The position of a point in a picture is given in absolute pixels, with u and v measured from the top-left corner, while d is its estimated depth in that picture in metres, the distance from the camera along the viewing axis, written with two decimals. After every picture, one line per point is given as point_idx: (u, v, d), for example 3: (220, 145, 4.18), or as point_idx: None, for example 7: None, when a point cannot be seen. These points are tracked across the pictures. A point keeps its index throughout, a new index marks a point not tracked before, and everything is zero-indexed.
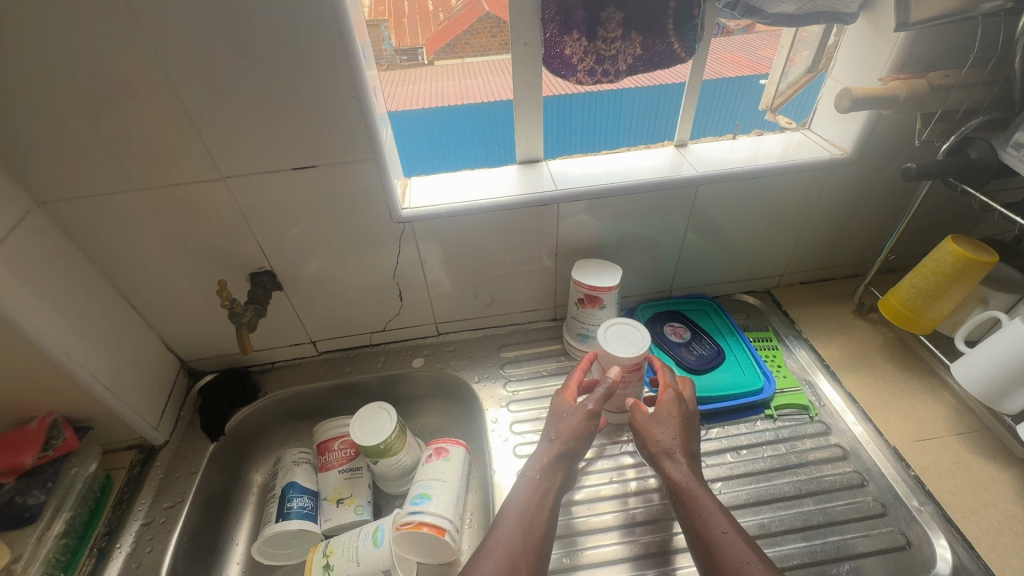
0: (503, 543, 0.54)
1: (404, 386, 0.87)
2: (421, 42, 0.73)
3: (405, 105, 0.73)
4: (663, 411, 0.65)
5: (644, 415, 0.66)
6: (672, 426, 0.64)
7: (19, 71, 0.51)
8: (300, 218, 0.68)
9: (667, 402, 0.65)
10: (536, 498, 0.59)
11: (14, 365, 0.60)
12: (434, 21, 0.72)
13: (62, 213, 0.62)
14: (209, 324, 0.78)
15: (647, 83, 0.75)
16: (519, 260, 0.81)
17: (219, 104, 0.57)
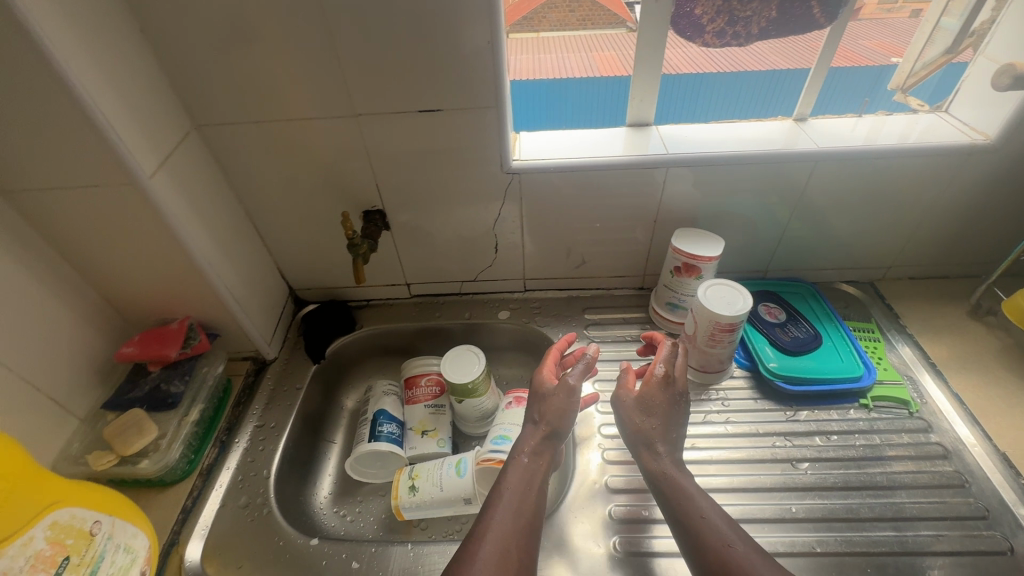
0: (494, 525, 0.52)
1: (487, 336, 0.91)
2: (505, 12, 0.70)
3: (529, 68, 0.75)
4: (646, 395, 0.63)
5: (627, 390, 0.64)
6: (655, 412, 0.62)
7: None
8: (417, 161, 0.72)
9: (650, 386, 0.63)
10: (525, 483, 0.57)
11: (166, 270, 0.67)
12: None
13: (213, 137, 0.68)
14: (320, 256, 0.84)
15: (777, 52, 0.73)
16: (616, 224, 0.81)
17: (364, 42, 0.59)
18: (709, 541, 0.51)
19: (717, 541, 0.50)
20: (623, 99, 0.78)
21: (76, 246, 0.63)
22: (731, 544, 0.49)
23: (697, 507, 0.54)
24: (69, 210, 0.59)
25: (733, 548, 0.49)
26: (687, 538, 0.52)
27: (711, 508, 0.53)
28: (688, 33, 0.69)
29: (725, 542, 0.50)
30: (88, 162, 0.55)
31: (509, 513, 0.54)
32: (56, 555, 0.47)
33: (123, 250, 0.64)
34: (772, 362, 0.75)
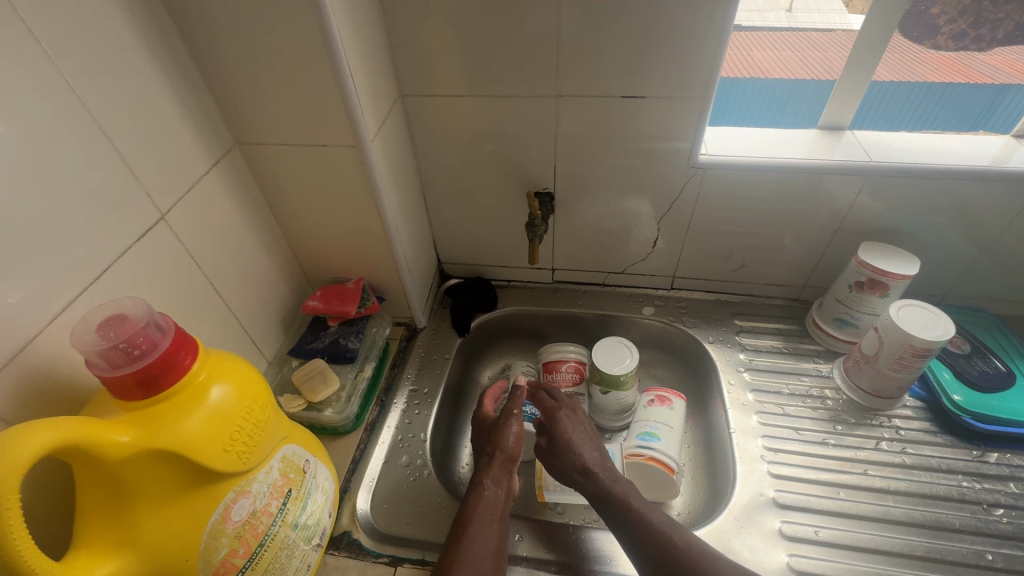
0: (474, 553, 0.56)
1: (627, 330, 0.90)
2: None
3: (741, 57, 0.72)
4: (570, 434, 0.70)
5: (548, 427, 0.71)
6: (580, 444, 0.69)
7: None
8: (603, 147, 0.71)
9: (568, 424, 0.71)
10: (493, 514, 0.61)
11: (358, 231, 0.71)
12: None
13: (413, 106, 0.70)
14: (477, 231, 0.86)
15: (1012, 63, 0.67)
16: (790, 230, 0.77)
17: (589, 23, 0.59)
18: (657, 538, 0.57)
19: (657, 534, 0.57)
20: (818, 100, 0.73)
21: (287, 201, 0.68)
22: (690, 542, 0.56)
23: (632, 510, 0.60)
24: (292, 167, 0.63)
25: (680, 541, 0.56)
26: (628, 537, 0.59)
27: (651, 509, 0.60)
28: (915, 32, 0.66)
29: (674, 537, 0.57)
30: (325, 124, 0.58)
31: (489, 538, 0.59)
32: (284, 486, 0.50)
33: (326, 209, 0.68)
34: (955, 396, 0.69)
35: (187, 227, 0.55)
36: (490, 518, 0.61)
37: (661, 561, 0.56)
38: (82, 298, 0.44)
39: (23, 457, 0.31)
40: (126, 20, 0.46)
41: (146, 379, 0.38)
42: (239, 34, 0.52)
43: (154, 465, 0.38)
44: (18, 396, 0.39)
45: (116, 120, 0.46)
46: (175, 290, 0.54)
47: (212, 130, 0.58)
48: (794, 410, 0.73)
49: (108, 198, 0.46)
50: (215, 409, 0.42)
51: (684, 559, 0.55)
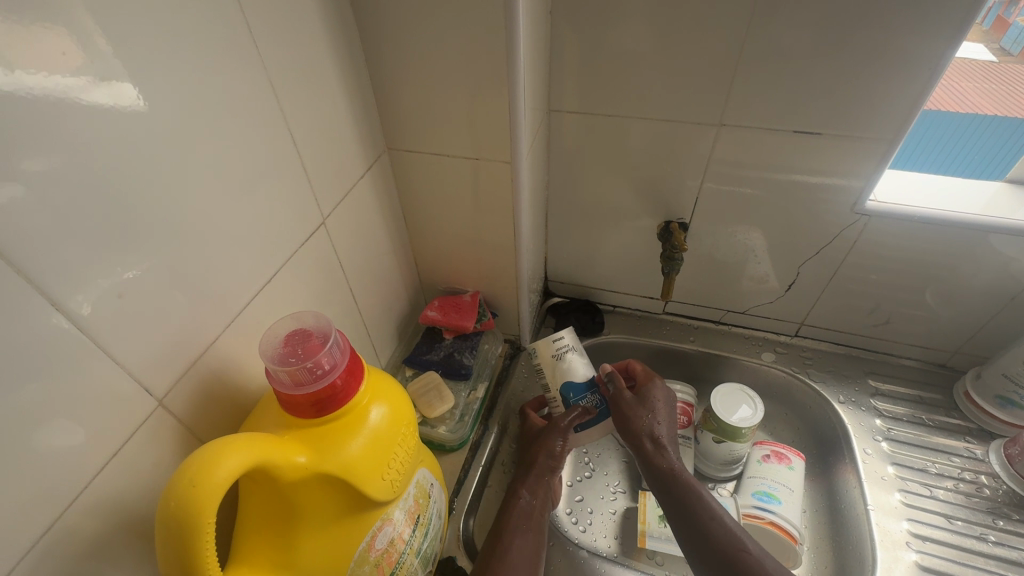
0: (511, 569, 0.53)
1: (741, 374, 0.84)
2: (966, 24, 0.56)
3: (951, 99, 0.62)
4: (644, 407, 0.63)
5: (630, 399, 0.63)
6: (660, 417, 0.63)
7: None
8: (756, 183, 0.66)
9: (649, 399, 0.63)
10: (530, 521, 0.58)
11: (486, 246, 0.69)
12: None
13: (558, 123, 0.68)
14: (594, 252, 0.83)
15: None
16: (956, 291, 0.69)
17: (773, 54, 0.55)
18: (722, 542, 0.52)
19: (722, 535, 0.53)
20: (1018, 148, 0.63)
21: (422, 209, 0.67)
22: (752, 548, 0.52)
23: (695, 508, 0.56)
24: (436, 176, 0.63)
25: (748, 552, 0.51)
26: (688, 532, 0.55)
27: (719, 507, 0.55)
28: None
29: (739, 543, 0.52)
30: (481, 137, 0.57)
31: (527, 550, 0.55)
32: (416, 513, 0.48)
33: (460, 221, 0.67)
34: None
35: (340, 231, 0.55)
36: (528, 526, 0.58)
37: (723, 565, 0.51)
38: (256, 299, 0.44)
39: (222, 479, 0.30)
40: (321, 26, 0.47)
41: (321, 400, 0.37)
42: (418, 44, 0.52)
43: (320, 488, 0.37)
44: (195, 400, 0.39)
45: (301, 122, 0.46)
46: (325, 292, 0.54)
47: (370, 135, 0.58)
48: (943, 494, 0.66)
49: (286, 200, 0.46)
50: (375, 433, 0.40)
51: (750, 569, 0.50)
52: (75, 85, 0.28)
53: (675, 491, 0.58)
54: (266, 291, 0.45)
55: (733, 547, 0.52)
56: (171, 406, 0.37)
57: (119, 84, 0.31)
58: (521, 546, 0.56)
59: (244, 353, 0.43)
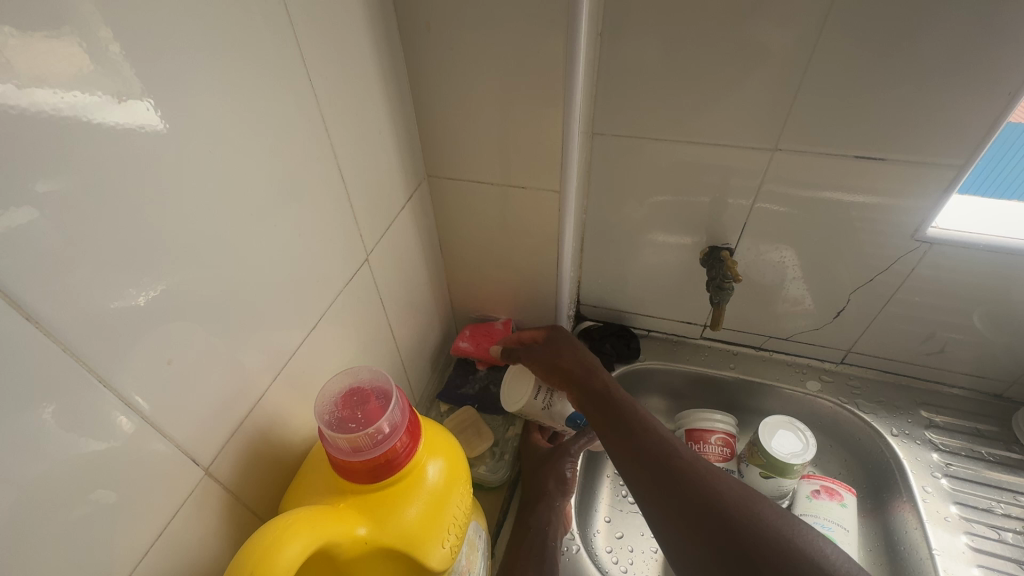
0: None
1: (784, 403, 0.80)
2: None
3: None
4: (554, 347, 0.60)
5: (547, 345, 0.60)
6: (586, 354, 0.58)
7: (679, 12, 0.52)
8: (810, 208, 0.63)
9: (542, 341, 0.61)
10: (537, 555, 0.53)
11: (524, 273, 0.66)
12: None
13: (600, 145, 0.66)
14: (630, 276, 0.80)
15: None
16: (1019, 320, 0.66)
17: (837, 79, 0.52)
18: (652, 440, 0.47)
19: (656, 439, 0.47)
20: None
21: (458, 236, 0.64)
22: (699, 457, 0.45)
23: (620, 409, 0.51)
24: (475, 203, 0.60)
25: (679, 452, 0.45)
26: (624, 444, 0.48)
27: (651, 416, 0.50)
28: None
29: (678, 451, 0.46)
30: (528, 164, 0.54)
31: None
32: (467, 569, 0.45)
33: (498, 248, 0.64)
34: None
35: (381, 265, 0.52)
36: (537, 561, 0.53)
37: (661, 472, 0.44)
38: (301, 346, 0.41)
39: (284, 571, 0.27)
40: (366, 53, 0.44)
41: (380, 466, 0.33)
42: (465, 69, 0.49)
43: (379, 561, 0.34)
44: (242, 464, 0.36)
45: (346, 156, 0.44)
46: (365, 331, 0.51)
47: (410, 163, 0.55)
48: (1011, 537, 0.62)
49: (331, 238, 0.43)
50: (434, 495, 0.37)
51: (683, 469, 0.44)
52: (81, 100, 0.23)
53: (599, 401, 0.53)
54: (310, 337, 0.42)
55: (665, 450, 0.45)
56: (218, 474, 0.34)
57: (133, 99, 0.26)
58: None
59: (289, 406, 0.40)
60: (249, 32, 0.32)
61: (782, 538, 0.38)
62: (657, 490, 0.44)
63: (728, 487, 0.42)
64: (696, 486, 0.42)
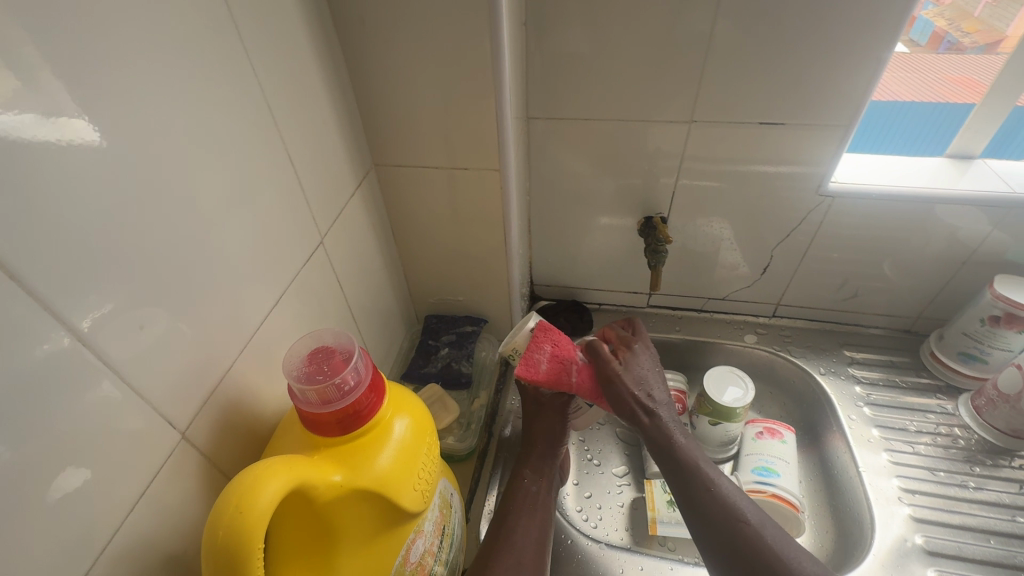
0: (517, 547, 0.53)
1: (727, 358, 0.87)
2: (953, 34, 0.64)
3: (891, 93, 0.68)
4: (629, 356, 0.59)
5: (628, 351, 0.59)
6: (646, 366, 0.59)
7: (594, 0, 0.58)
8: (728, 173, 0.70)
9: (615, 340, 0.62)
10: (533, 505, 0.58)
11: (476, 254, 0.70)
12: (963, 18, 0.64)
13: (536, 129, 0.70)
14: (578, 253, 0.85)
15: None
16: (913, 260, 0.75)
17: (737, 54, 0.59)
18: (723, 513, 0.50)
19: (725, 511, 0.50)
20: (951, 128, 0.70)
21: (410, 223, 0.67)
22: (765, 524, 0.49)
23: (694, 474, 0.53)
24: (422, 189, 0.63)
25: (746, 524, 0.49)
26: (695, 514, 0.52)
27: (717, 477, 0.53)
28: None
29: (745, 518, 0.50)
30: (469, 147, 0.58)
31: (533, 531, 0.55)
32: (441, 523, 0.48)
33: (449, 231, 0.67)
34: None
35: (337, 249, 0.54)
36: (532, 510, 0.57)
37: (721, 541, 0.49)
38: (265, 323, 0.44)
39: (268, 501, 0.29)
40: (307, 47, 0.47)
41: (349, 415, 0.37)
42: (401, 59, 0.52)
43: (356, 504, 0.36)
44: (216, 431, 0.38)
45: (294, 142, 0.46)
46: (326, 312, 0.53)
47: (357, 152, 0.58)
48: (924, 448, 0.70)
49: (286, 221, 0.46)
50: (402, 445, 0.40)
51: (751, 542, 0.48)
52: (19, 122, 0.25)
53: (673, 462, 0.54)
54: (273, 315, 0.45)
55: (732, 517, 0.50)
56: (194, 439, 0.36)
57: (70, 119, 0.27)
58: (525, 528, 0.55)
59: (257, 379, 0.43)
60: (191, 23, 0.34)
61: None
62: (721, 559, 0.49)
63: (786, 553, 0.47)
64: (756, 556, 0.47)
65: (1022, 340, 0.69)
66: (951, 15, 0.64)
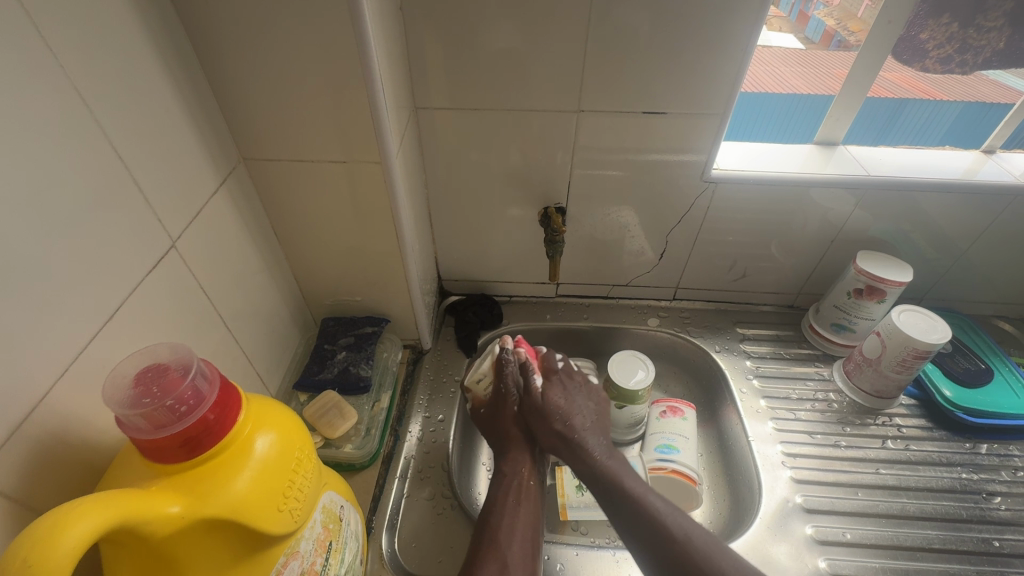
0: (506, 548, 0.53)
1: (634, 341, 0.90)
2: (805, 29, 0.73)
3: (759, 87, 0.73)
4: (560, 400, 0.67)
5: (547, 392, 0.67)
6: (579, 403, 0.67)
7: None
8: (618, 162, 0.72)
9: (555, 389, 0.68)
10: (515, 496, 0.59)
11: (369, 252, 0.66)
12: (811, 16, 0.72)
13: (427, 120, 0.69)
14: (483, 245, 0.84)
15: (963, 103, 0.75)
16: (791, 240, 0.80)
17: (615, 43, 0.61)
18: (651, 521, 0.53)
19: (652, 524, 0.53)
20: (818, 115, 0.75)
21: (293, 222, 0.63)
22: (692, 537, 0.51)
23: (624, 495, 0.57)
24: (301, 184, 0.59)
25: (678, 534, 0.52)
26: (625, 529, 0.55)
27: (649, 493, 0.56)
28: (905, 55, 0.68)
29: (671, 534, 0.52)
30: (347, 139, 0.55)
31: (518, 523, 0.57)
32: (326, 540, 0.45)
33: (337, 229, 0.64)
34: (946, 391, 0.74)
35: (197, 254, 0.50)
36: (516, 503, 0.59)
37: (651, 550, 0.52)
38: (98, 341, 0.39)
39: (72, 549, 0.26)
40: (143, 26, 0.42)
41: (190, 439, 0.33)
42: (260, 42, 0.48)
43: (204, 535, 0.33)
44: (26, 471, 0.33)
45: (131, 136, 0.42)
46: (188, 323, 0.48)
47: (220, 145, 0.53)
48: (805, 414, 0.76)
49: (123, 223, 0.41)
50: (266, 465, 0.36)
51: (681, 550, 0.50)
52: None
53: (597, 477, 0.60)
54: (110, 330, 0.40)
55: (661, 524, 0.53)
56: None
57: None
58: (509, 524, 0.56)
59: (87, 405, 0.38)
60: None
61: None
62: (653, 564, 0.51)
63: (710, 558, 0.49)
64: (678, 563, 0.50)
65: (881, 309, 0.76)
66: (839, 15, 0.70)
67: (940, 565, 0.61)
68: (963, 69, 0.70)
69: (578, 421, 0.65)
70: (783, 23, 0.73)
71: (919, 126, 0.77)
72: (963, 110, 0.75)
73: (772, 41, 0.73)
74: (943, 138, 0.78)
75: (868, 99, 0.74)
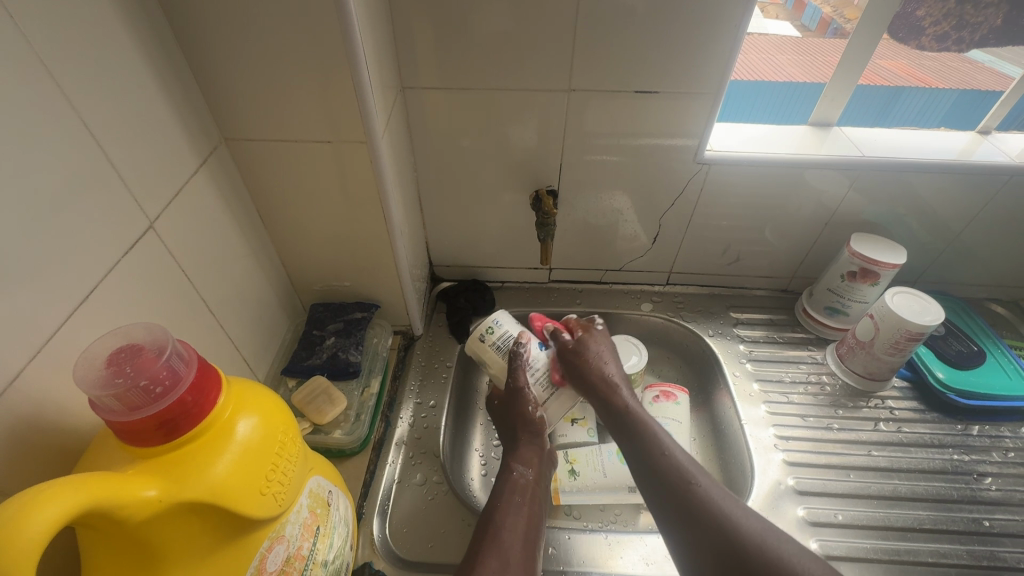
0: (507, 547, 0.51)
1: (627, 327, 0.89)
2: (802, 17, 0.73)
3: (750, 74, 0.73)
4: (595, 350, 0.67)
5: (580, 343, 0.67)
6: (610, 355, 0.67)
7: None
8: (610, 144, 0.71)
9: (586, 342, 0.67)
10: (521, 494, 0.58)
11: (357, 236, 0.65)
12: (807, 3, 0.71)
13: (414, 100, 0.67)
14: (474, 230, 0.83)
15: (957, 87, 0.74)
16: (785, 223, 0.80)
17: (606, 19, 0.59)
18: (670, 470, 0.54)
19: (672, 472, 0.54)
20: (810, 98, 0.74)
21: (278, 205, 0.62)
22: (710, 489, 0.52)
23: (646, 443, 0.58)
24: (285, 166, 0.58)
25: (697, 483, 0.52)
26: (645, 475, 0.56)
27: (672, 445, 0.57)
28: (902, 33, 0.67)
29: (690, 480, 0.53)
30: (330, 118, 0.53)
31: (521, 520, 0.55)
32: (314, 525, 0.44)
33: (324, 213, 0.62)
34: (939, 373, 0.74)
35: (176, 236, 0.48)
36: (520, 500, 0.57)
37: (666, 497, 0.53)
38: (74, 324, 0.38)
39: (40, 533, 0.25)
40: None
41: (167, 421, 0.32)
42: (238, 16, 0.46)
43: (183, 518, 0.32)
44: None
45: (104, 112, 0.40)
46: (169, 306, 0.47)
47: (199, 124, 0.52)
48: (798, 397, 0.76)
49: (96, 202, 0.40)
50: (247, 448, 0.35)
51: (698, 498, 0.51)
52: None
53: (622, 425, 0.61)
54: (84, 312, 0.39)
55: (681, 473, 0.54)
56: None
57: None
58: (512, 519, 0.54)
59: (62, 389, 0.37)
60: None
61: (766, 548, 0.46)
62: (669, 510, 0.52)
63: (726, 510, 0.50)
64: (695, 509, 0.51)
65: (875, 291, 0.76)
66: (835, 3, 0.69)
67: (930, 545, 0.62)
68: (960, 46, 0.69)
69: (613, 369, 0.66)
70: (780, 11, 0.74)
71: (914, 112, 0.75)
72: (957, 97, 0.74)
73: (768, 28, 0.73)
74: (941, 120, 0.76)
75: (859, 85, 0.73)
